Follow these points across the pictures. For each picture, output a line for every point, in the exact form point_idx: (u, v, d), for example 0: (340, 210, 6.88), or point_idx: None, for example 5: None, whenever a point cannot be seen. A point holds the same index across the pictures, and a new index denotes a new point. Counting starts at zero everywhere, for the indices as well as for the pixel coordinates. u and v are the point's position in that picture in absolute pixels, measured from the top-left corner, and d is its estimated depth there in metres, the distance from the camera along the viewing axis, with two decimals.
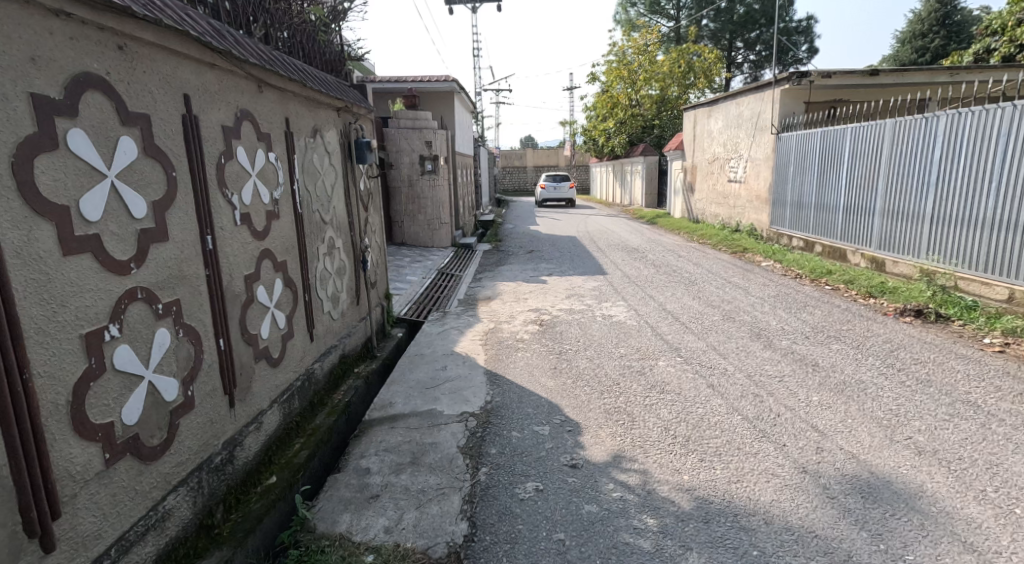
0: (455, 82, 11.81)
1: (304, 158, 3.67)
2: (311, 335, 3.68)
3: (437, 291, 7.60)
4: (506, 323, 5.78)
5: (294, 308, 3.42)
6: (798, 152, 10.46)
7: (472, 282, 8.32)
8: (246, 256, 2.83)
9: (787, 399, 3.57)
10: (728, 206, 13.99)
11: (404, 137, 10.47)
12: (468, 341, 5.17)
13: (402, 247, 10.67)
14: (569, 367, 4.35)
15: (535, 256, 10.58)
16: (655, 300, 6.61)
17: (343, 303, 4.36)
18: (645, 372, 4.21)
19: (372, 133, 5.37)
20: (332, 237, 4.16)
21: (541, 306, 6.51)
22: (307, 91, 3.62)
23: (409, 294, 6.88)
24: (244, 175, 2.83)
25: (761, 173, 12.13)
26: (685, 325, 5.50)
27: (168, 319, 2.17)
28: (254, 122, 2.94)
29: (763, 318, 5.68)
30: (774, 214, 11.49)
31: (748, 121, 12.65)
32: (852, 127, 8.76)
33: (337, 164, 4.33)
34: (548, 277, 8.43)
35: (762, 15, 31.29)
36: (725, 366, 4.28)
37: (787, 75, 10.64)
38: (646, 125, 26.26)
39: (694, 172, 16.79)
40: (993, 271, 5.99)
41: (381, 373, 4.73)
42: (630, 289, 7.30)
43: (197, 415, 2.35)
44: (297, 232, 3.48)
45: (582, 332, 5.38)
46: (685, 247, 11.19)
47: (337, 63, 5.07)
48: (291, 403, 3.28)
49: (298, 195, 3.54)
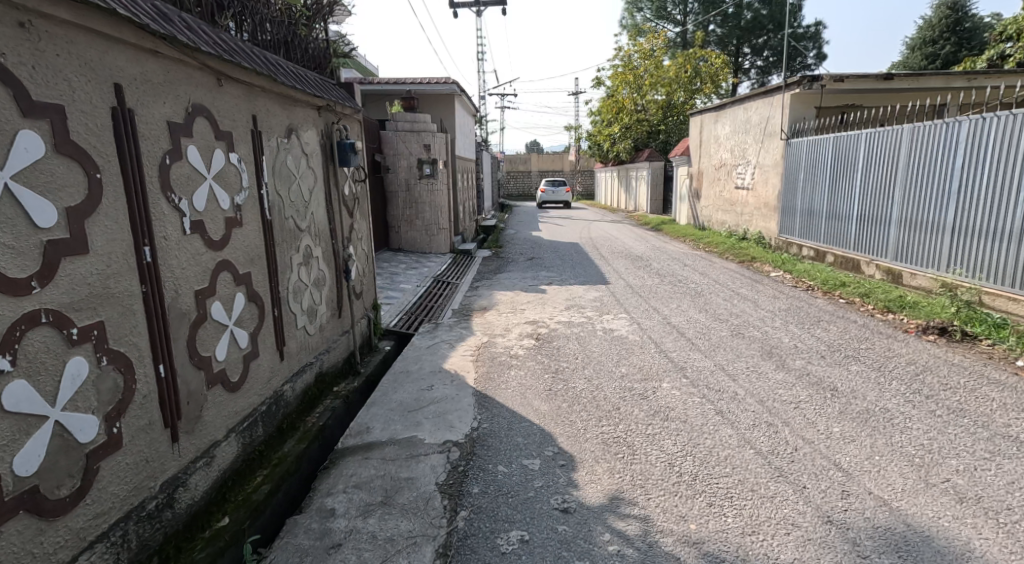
0: (456, 85, 11.53)
1: (275, 160, 3.37)
2: (282, 353, 3.37)
3: (431, 300, 7.29)
4: (501, 337, 5.45)
5: (260, 325, 3.11)
6: (809, 158, 10.11)
7: (469, 290, 8.00)
8: (198, 268, 2.52)
9: (805, 431, 3.22)
10: (735, 213, 13.64)
11: (402, 140, 10.18)
12: (459, 357, 4.84)
13: (399, 253, 10.36)
14: (565, 389, 4.01)
15: (535, 263, 10.25)
16: (659, 313, 6.27)
17: (321, 316, 4.04)
18: (648, 396, 3.87)
19: (359, 134, 5.07)
20: (309, 246, 3.85)
21: (539, 318, 6.18)
22: (279, 87, 3.32)
23: (400, 304, 6.56)
24: (197, 176, 2.52)
25: (769, 180, 11.79)
26: (692, 342, 5.16)
27: (88, 345, 1.87)
28: (211, 117, 2.63)
29: (774, 334, 5.33)
30: (783, 222, 11.13)
31: (756, 126, 12.31)
32: (866, 133, 8.45)
33: (316, 166, 4.02)
34: (548, 286, 8.10)
35: (769, 21, 31.02)
36: (735, 389, 3.93)
37: (797, 79, 10.31)
38: (652, 130, 25.94)
39: (700, 178, 16.45)
40: (1006, 283, 5.82)
41: (364, 391, 4.40)
42: (633, 300, 6.96)
43: (128, 454, 2.04)
44: (264, 240, 3.17)
45: (581, 348, 5.04)
46: (690, 256, 10.86)
47: (322, 60, 4.79)
48: (254, 431, 2.96)
49: (267, 200, 3.23)
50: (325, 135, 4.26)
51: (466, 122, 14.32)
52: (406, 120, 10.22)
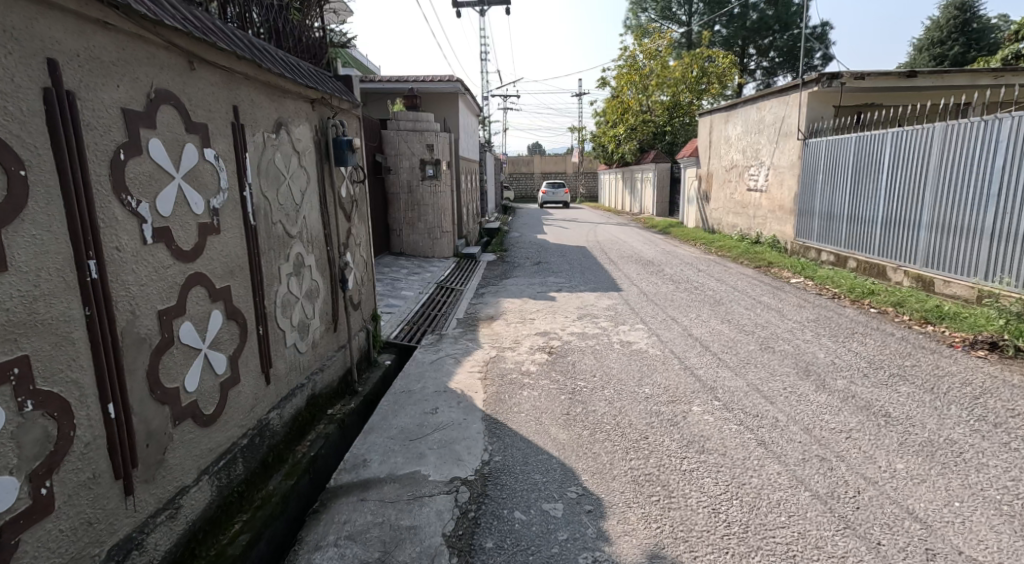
0: (460, 83, 11.14)
1: (261, 157, 2.97)
2: (268, 375, 2.97)
3: (434, 308, 6.90)
4: (510, 350, 5.05)
5: (242, 345, 2.72)
6: (828, 159, 9.71)
7: (475, 297, 7.61)
8: (162, 284, 2.12)
9: (865, 468, 2.82)
10: (748, 216, 13.24)
11: (404, 140, 9.80)
12: (466, 374, 4.45)
13: (400, 257, 9.97)
14: (585, 414, 3.61)
15: (542, 268, 9.86)
16: (678, 323, 5.87)
17: (314, 331, 3.66)
18: (678, 422, 3.47)
19: (358, 130, 4.68)
20: (300, 253, 3.46)
21: (550, 329, 5.78)
22: (266, 75, 2.93)
23: (401, 313, 6.16)
24: (163, 175, 2.12)
25: (785, 182, 11.37)
26: (718, 357, 4.76)
27: (5, 387, 1.49)
28: (180, 105, 2.24)
29: (807, 348, 4.93)
30: (800, 226, 10.74)
31: (771, 126, 11.90)
32: (891, 132, 8.05)
33: (309, 164, 3.63)
34: (557, 293, 7.70)
35: (775, 22, 30.69)
36: (774, 415, 3.54)
37: (815, 77, 9.90)
38: (657, 131, 25.56)
39: (709, 180, 16.05)
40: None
41: (362, 413, 4.00)
42: (649, 309, 6.56)
43: (62, 517, 1.65)
44: (246, 248, 2.77)
45: (599, 364, 4.64)
46: (703, 260, 10.46)
47: (318, 52, 4.41)
48: (233, 470, 2.56)
49: (250, 202, 2.83)
50: (319, 130, 3.87)
51: (470, 122, 13.95)
52: (408, 119, 9.84)
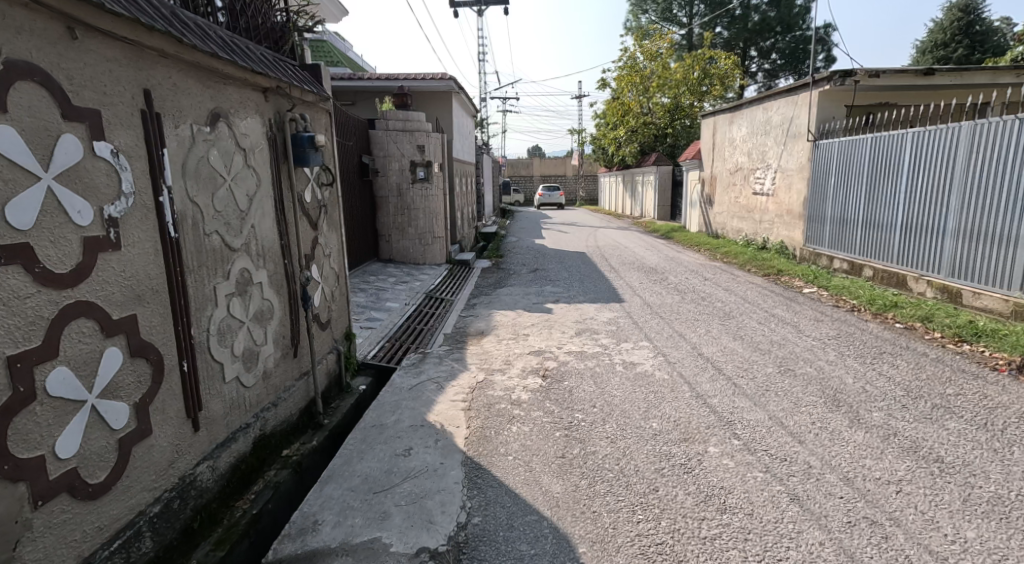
0: (454, 81, 10.63)
1: (188, 155, 2.44)
2: (196, 421, 2.44)
3: (421, 322, 6.37)
4: (500, 373, 4.53)
5: (156, 388, 2.18)
6: (840, 161, 9.21)
7: (465, 309, 7.08)
8: (14, 320, 1.63)
9: (927, 538, 2.31)
10: (753, 220, 12.72)
11: (394, 140, 9.28)
12: (447, 403, 3.92)
13: (389, 264, 9.45)
14: (582, 458, 3.09)
15: (539, 276, 9.33)
16: (686, 341, 5.35)
17: (266, 360, 3.13)
18: (693, 468, 2.94)
19: (325, 127, 4.14)
20: (246, 269, 2.93)
21: (545, 347, 5.25)
22: (194, 54, 2.40)
23: (382, 329, 5.63)
24: (19, 173, 1.62)
25: (793, 185, 10.87)
26: (734, 382, 4.22)
27: None
28: (50, 84, 1.74)
29: (831, 371, 4.40)
30: (809, 232, 10.24)
31: (778, 127, 11.40)
32: (911, 132, 7.54)
33: (258, 164, 3.10)
34: (553, 304, 7.18)
35: (777, 23, 30.28)
36: (804, 458, 3.01)
37: (827, 75, 9.38)
38: (658, 133, 25.07)
39: (712, 182, 15.56)
40: None
41: (324, 452, 3.46)
42: (653, 323, 6.04)
43: None
44: (163, 266, 2.24)
45: (599, 392, 4.10)
46: (709, 268, 9.92)
47: (280, 38, 3.88)
48: (135, 548, 2.04)
49: (172, 209, 2.31)
50: (275, 125, 3.34)
51: (464, 124, 13.45)
52: (398, 118, 9.34)
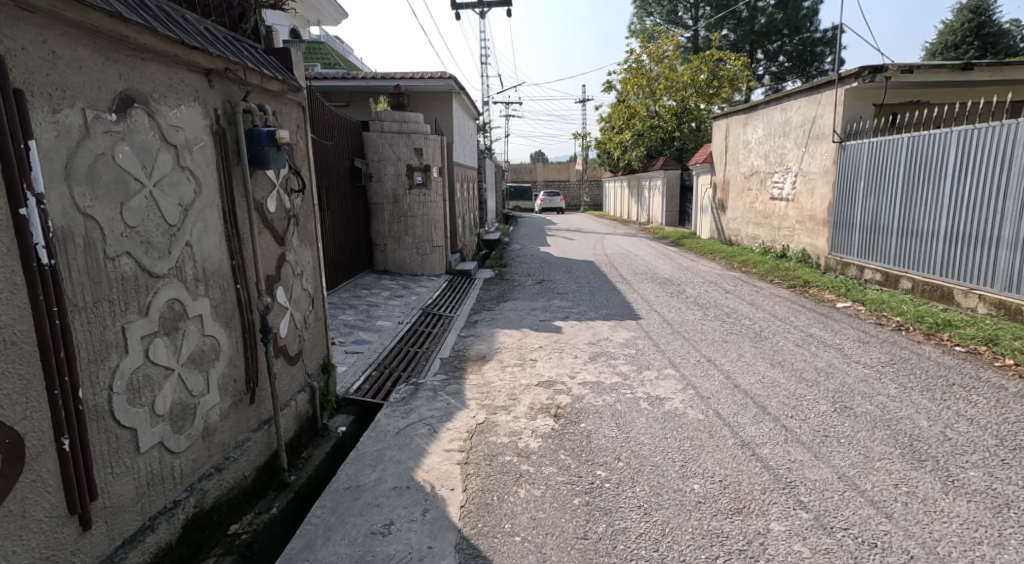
0: (453, 80, 10.00)
1: (77, 150, 1.78)
2: (87, 516, 1.78)
3: (415, 344, 5.72)
4: (503, 412, 3.86)
5: (10, 482, 1.54)
6: (871, 164, 8.62)
7: (465, 327, 6.42)
8: None
9: None
10: (771, 226, 12.04)
11: (388, 143, 8.65)
12: (442, 454, 3.25)
13: (385, 277, 8.82)
14: (610, 540, 2.43)
15: (546, 288, 8.67)
16: (718, 369, 4.67)
17: (208, 413, 2.46)
18: (757, 559, 2.27)
19: (292, 121, 3.48)
20: (177, 301, 2.27)
21: (556, 377, 4.57)
22: (83, 13, 1.76)
23: (369, 356, 4.98)
24: None
25: (816, 190, 10.23)
26: (783, 425, 3.53)
27: None
28: None
29: (896, 409, 3.71)
30: (835, 241, 9.60)
31: (799, 128, 10.78)
32: (957, 131, 6.95)
33: (197, 164, 2.43)
34: (562, 321, 6.52)
35: (784, 25, 29.65)
36: (898, 543, 2.34)
37: (854, 71, 8.80)
38: (665, 137, 24.38)
39: (725, 187, 14.93)
40: None
41: (285, 524, 2.79)
42: (676, 346, 5.36)
43: None
44: (27, 309, 1.59)
45: (623, 438, 3.43)
46: (728, 278, 9.27)
47: (239, 16, 3.24)
48: None
49: (45, 225, 1.65)
50: (224, 117, 2.68)
51: (466, 126, 12.85)
52: (394, 120, 8.73)
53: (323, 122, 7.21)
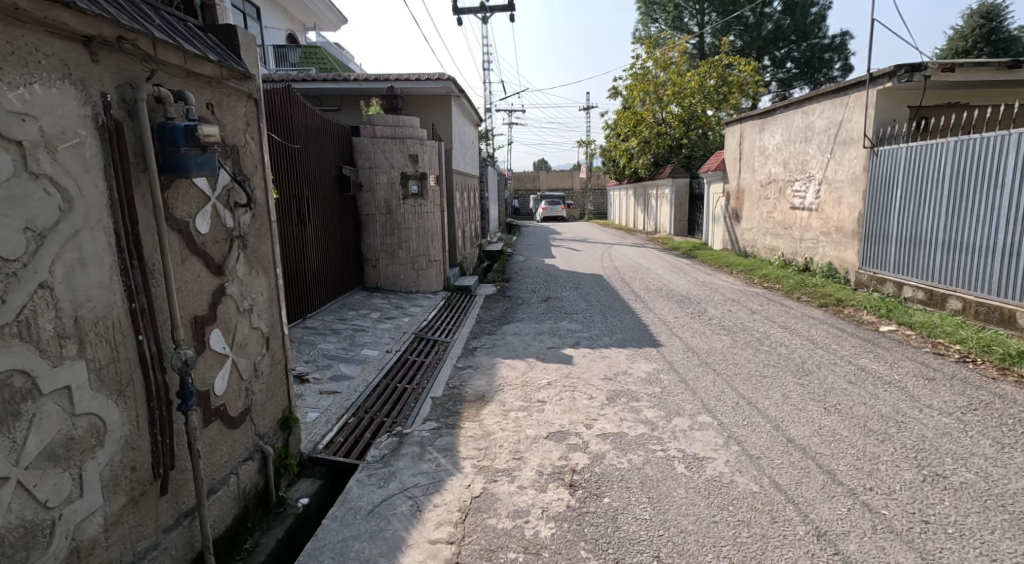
0: (453, 81, 9.33)
1: None
2: None
3: (403, 379, 4.96)
4: (504, 480, 3.11)
5: None
6: (912, 171, 7.93)
7: (463, 355, 5.68)
8: None
9: None
10: (793, 238, 11.32)
11: (381, 149, 7.95)
12: (424, 549, 2.50)
13: (377, 295, 8.10)
14: None
15: (553, 307, 7.93)
16: (763, 416, 3.90)
17: (79, 526, 1.73)
18: None
19: (236, 115, 2.74)
20: (17, 373, 1.55)
21: (569, 427, 3.82)
22: None
23: (346, 398, 4.23)
24: None
25: (843, 199, 9.50)
26: (864, 502, 2.76)
27: None
28: None
29: (1002, 478, 2.93)
30: (868, 254, 8.87)
31: (823, 132, 10.08)
32: (1017, 134, 6.24)
33: (63, 170, 1.70)
34: (573, 349, 5.77)
35: (792, 31, 28.97)
36: None
37: (889, 69, 8.12)
38: (673, 145, 23.68)
39: (739, 196, 14.22)
40: None
41: None
42: (708, 385, 4.60)
43: None
44: None
45: (660, 522, 2.68)
46: (750, 296, 8.54)
47: None
48: None
49: None
50: (119, 105, 1.94)
51: (466, 131, 12.16)
52: (387, 123, 8.02)
53: (307, 126, 6.52)
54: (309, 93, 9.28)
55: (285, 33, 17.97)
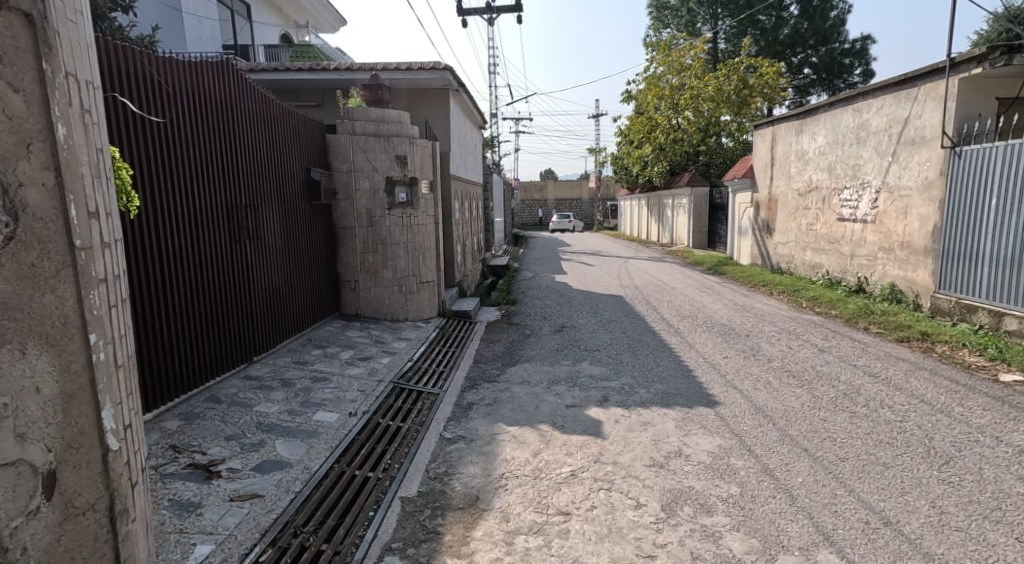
0: (450, 71, 7.95)
1: None
2: None
3: (365, 461, 3.51)
4: None
5: None
6: (1007, 176, 6.40)
7: (452, 417, 4.22)
8: None
9: None
10: (841, 254, 9.84)
11: (362, 148, 6.55)
12: None
13: (355, 323, 6.67)
14: None
15: (569, 340, 6.47)
16: (926, 559, 2.41)
17: None
18: None
19: None
20: None
21: None
22: None
23: (265, 512, 2.78)
24: None
25: (911, 209, 8.04)
26: None
27: None
28: None
29: None
30: (948, 275, 7.35)
31: (882, 131, 8.63)
32: None
33: None
34: (601, 409, 4.30)
35: (811, 35, 27.51)
36: None
37: (977, 52, 6.74)
38: (690, 151, 22.00)
39: (770, 206, 12.79)
40: None
41: None
42: (809, 482, 3.10)
43: None
44: None
45: None
46: (806, 326, 7.05)
47: None
48: None
49: None
50: None
51: (467, 132, 10.78)
52: (369, 118, 6.60)
53: (256, 115, 5.06)
54: (284, 87, 7.98)
55: (277, 32, 16.77)
